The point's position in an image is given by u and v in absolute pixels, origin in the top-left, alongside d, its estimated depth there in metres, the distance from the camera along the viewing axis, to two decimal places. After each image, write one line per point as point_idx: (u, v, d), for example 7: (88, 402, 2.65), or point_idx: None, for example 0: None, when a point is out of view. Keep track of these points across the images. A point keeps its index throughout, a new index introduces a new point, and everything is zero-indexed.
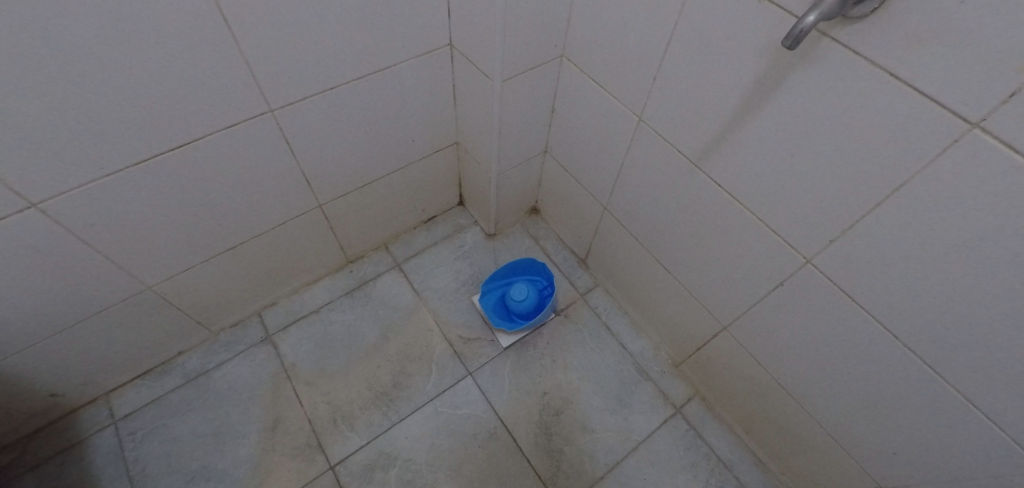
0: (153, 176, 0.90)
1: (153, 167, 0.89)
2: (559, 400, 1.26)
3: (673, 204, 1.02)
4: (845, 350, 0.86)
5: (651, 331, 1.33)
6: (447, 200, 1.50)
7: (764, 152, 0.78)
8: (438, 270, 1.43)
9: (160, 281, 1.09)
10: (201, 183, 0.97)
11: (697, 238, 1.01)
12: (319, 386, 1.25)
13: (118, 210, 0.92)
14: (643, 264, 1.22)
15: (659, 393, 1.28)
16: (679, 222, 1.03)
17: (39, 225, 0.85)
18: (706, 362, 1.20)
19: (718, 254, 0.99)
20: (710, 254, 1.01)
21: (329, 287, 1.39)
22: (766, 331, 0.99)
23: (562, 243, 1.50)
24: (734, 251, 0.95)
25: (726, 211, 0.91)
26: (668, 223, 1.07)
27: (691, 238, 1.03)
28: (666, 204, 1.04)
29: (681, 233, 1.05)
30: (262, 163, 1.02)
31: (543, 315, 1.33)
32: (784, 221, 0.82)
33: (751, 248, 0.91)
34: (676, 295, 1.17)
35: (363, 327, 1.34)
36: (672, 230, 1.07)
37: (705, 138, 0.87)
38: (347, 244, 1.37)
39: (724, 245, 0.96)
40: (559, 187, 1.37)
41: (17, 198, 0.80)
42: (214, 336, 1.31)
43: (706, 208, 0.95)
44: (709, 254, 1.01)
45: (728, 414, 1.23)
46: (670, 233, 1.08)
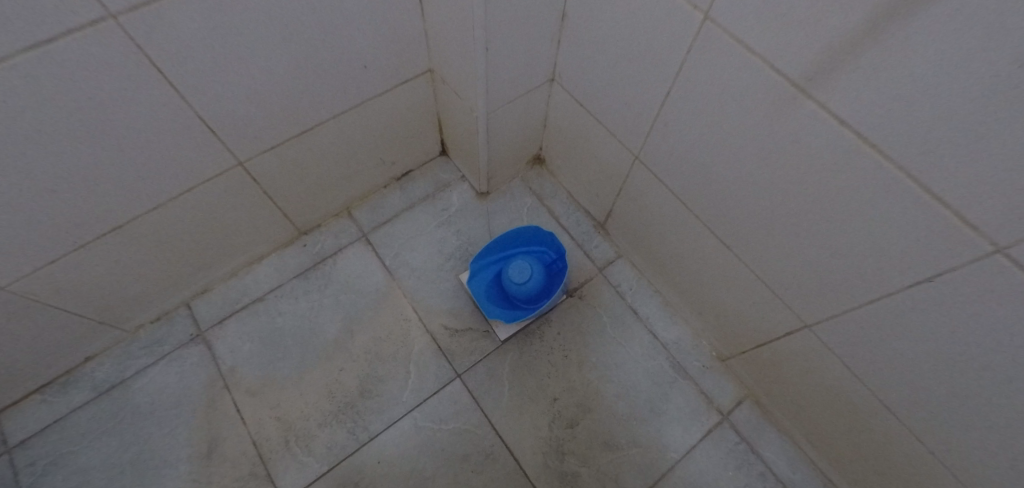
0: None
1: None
2: (574, 408, 0.98)
3: (747, 151, 0.68)
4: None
5: (691, 316, 1.03)
6: (424, 150, 1.16)
7: (956, 59, 0.43)
8: (416, 241, 1.12)
9: (16, 277, 0.78)
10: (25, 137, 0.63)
11: (782, 203, 0.68)
12: (266, 398, 0.97)
13: None
14: (687, 234, 0.89)
15: (701, 396, 1.00)
16: (755, 178, 0.69)
17: None
18: (769, 361, 0.90)
19: (814, 226, 0.66)
20: (800, 226, 0.68)
21: (276, 267, 1.09)
22: (879, 339, 0.68)
23: (574, 201, 1.17)
24: (845, 224, 0.62)
25: (841, 166, 0.57)
26: (734, 178, 0.73)
27: (772, 201, 0.69)
28: (736, 152, 0.70)
29: (755, 194, 0.71)
30: (124, 103, 0.67)
31: (552, 298, 1.02)
32: (961, 182, 0.48)
33: (876, 223, 0.58)
34: (734, 277, 0.85)
35: (321, 318, 1.04)
36: (741, 190, 0.73)
37: (824, 42, 0.51)
38: (293, 211, 1.05)
39: (827, 214, 0.63)
40: (572, 129, 1.02)
41: None
42: (130, 336, 1.02)
43: (805, 158, 0.61)
44: (801, 225, 0.68)
45: (790, 424, 0.95)
46: (737, 195, 0.74)
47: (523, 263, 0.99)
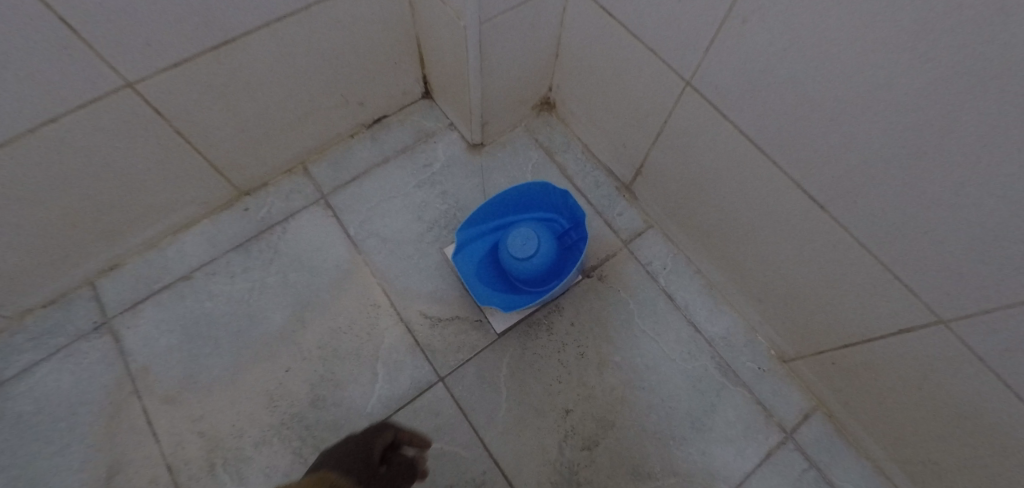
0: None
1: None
2: (591, 422, 0.75)
3: (889, 45, 0.42)
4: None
5: (745, 304, 0.79)
6: (402, 88, 0.91)
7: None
8: (390, 204, 0.87)
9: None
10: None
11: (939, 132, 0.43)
12: (188, 407, 0.74)
13: None
14: (755, 192, 0.64)
15: (757, 408, 0.76)
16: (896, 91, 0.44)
17: None
18: (860, 367, 0.67)
19: (999, 166, 0.41)
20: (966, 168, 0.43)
21: (208, 236, 0.84)
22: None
23: (591, 156, 0.92)
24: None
25: None
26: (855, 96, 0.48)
27: (921, 130, 0.44)
28: (864, 51, 0.44)
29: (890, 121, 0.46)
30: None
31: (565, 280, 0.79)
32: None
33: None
34: (824, 252, 0.60)
35: (263, 302, 0.80)
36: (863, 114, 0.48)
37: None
38: (225, 162, 0.80)
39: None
40: (594, 54, 0.76)
41: None
42: (13, 324, 0.78)
43: (1013, 44, 0.36)
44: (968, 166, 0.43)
45: (877, 447, 0.72)
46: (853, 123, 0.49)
47: (529, 231, 0.74)
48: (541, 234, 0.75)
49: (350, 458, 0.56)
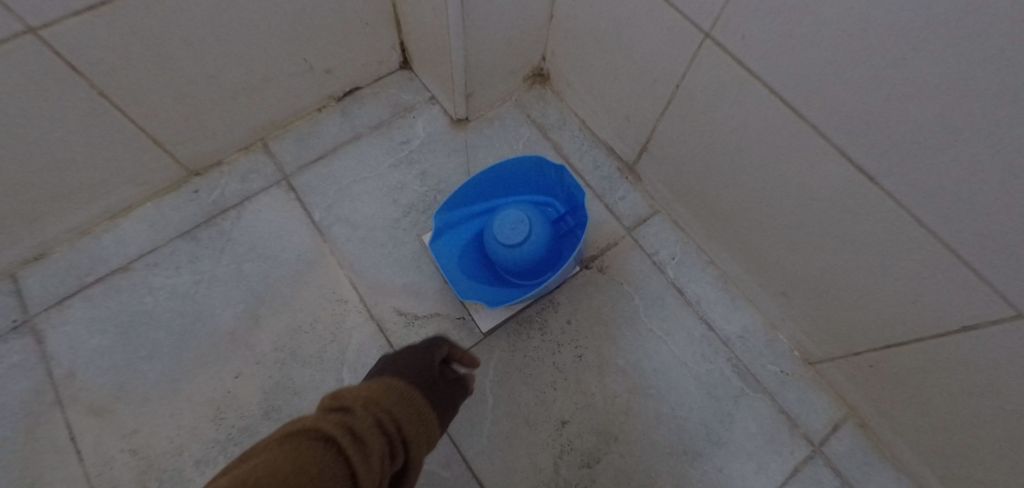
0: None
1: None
2: (591, 435, 0.65)
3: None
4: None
5: (766, 299, 0.69)
6: (376, 56, 0.80)
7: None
8: (361, 186, 0.77)
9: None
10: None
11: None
12: (120, 421, 0.63)
13: None
14: (785, 166, 0.54)
15: (780, 418, 0.67)
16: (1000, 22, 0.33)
17: None
18: (907, 372, 0.57)
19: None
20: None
21: (151, 222, 0.73)
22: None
23: (590, 132, 0.82)
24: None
25: None
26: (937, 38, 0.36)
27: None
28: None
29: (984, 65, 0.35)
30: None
31: (558, 273, 0.68)
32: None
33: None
34: (871, 236, 0.51)
35: (213, 298, 0.69)
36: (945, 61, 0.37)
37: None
38: (168, 136, 0.69)
39: None
40: (595, 11, 0.66)
41: None
42: None
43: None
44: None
45: (920, 462, 0.63)
46: (929, 73, 0.38)
47: (519, 214, 0.64)
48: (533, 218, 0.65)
49: (412, 367, 0.49)
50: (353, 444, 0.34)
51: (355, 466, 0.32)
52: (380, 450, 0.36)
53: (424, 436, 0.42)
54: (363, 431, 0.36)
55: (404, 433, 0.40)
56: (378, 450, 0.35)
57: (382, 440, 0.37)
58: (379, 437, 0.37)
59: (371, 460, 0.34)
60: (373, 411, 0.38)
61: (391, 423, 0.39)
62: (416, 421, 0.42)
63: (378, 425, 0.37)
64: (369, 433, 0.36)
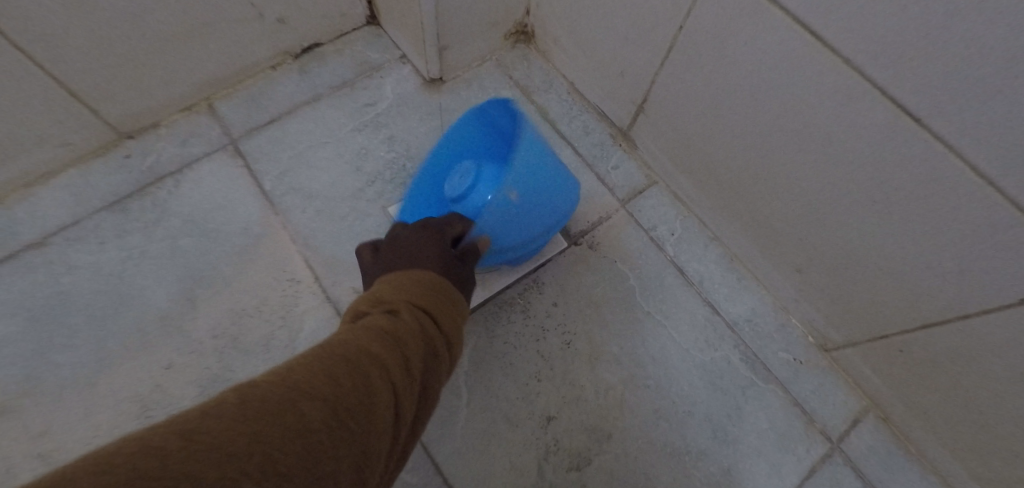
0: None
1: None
2: (580, 433, 0.57)
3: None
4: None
5: (778, 278, 0.61)
6: (337, 6, 0.70)
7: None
8: (320, 152, 0.67)
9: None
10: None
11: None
12: (24, 421, 0.54)
13: None
14: (806, 116, 0.46)
15: (794, 412, 0.59)
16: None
17: None
18: (945, 358, 0.49)
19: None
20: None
21: (71, 191, 0.63)
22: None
23: (579, 95, 0.73)
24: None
25: None
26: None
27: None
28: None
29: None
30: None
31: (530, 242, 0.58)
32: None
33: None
34: (910, 198, 0.43)
35: (143, 278, 0.60)
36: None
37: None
38: (86, 89, 0.58)
39: None
40: None
41: None
42: None
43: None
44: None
45: (954, 461, 0.55)
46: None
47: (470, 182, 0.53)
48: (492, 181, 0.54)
49: None
50: (390, 349, 0.31)
51: (395, 368, 0.30)
52: (420, 353, 0.33)
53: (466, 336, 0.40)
54: (399, 337, 0.33)
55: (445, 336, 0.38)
56: (421, 354, 0.33)
57: (420, 345, 0.34)
58: (421, 339, 0.34)
59: (413, 363, 0.32)
60: (416, 314, 0.36)
61: (432, 326, 0.36)
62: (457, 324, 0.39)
63: (417, 330, 0.35)
64: (412, 336, 0.34)
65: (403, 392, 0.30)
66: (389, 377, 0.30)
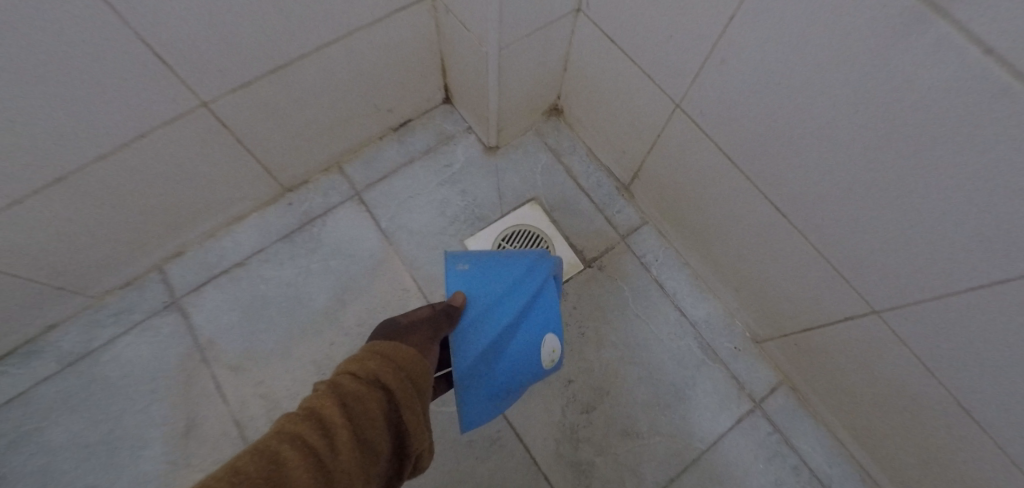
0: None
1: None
2: (590, 391, 0.89)
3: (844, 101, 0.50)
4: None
5: (725, 293, 0.91)
6: (425, 96, 1.01)
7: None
8: (416, 201, 0.99)
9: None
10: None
11: (890, 176, 0.51)
12: (249, 374, 0.88)
13: None
14: (730, 201, 0.76)
15: (731, 381, 0.89)
16: (855, 137, 0.52)
17: None
18: (817, 349, 0.79)
19: (925, 202, 0.50)
20: (905, 207, 0.52)
21: (258, 228, 0.97)
22: (989, 341, 0.54)
23: (594, 157, 1.03)
24: (972, 204, 0.46)
25: (959, 133, 0.44)
26: (821, 137, 0.56)
27: (870, 168, 0.53)
28: (829, 98, 0.52)
29: (850, 159, 0.54)
30: (18, 21, 0.49)
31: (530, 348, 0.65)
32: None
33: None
34: (786, 255, 0.72)
35: (309, 286, 0.93)
36: (825, 152, 0.56)
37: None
38: (274, 165, 0.91)
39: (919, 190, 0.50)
40: (596, 73, 0.86)
41: None
42: (98, 302, 0.91)
43: (933, 111, 0.44)
44: (904, 204, 0.52)
45: (832, 415, 0.85)
46: (813, 155, 0.58)
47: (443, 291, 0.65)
48: (464, 284, 0.65)
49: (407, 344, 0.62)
50: (306, 422, 0.43)
51: (307, 433, 0.42)
52: (338, 408, 0.45)
53: (401, 378, 0.52)
54: (314, 410, 0.45)
55: (370, 385, 0.49)
56: (337, 412, 0.45)
57: (338, 402, 0.46)
58: (338, 399, 0.46)
59: (328, 420, 0.44)
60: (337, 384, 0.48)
61: (353, 383, 0.49)
62: (385, 368, 0.51)
63: (335, 394, 0.47)
64: (327, 403, 0.46)
65: (318, 446, 0.42)
66: (304, 442, 0.42)
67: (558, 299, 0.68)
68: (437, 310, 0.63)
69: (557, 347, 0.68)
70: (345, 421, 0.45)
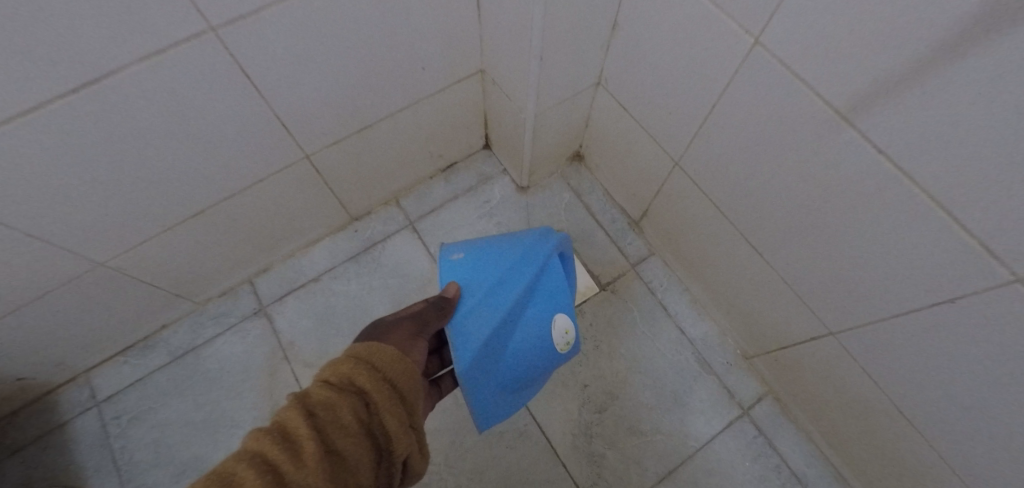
0: (17, 137, 0.60)
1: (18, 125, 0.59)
2: (602, 394, 1.06)
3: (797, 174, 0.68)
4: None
5: (719, 315, 1.07)
6: (470, 144, 1.21)
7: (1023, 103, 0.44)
8: (460, 231, 1.19)
9: (97, 257, 0.85)
10: (110, 138, 0.67)
11: (830, 229, 0.69)
12: None
13: (36, 186, 0.67)
14: (720, 240, 0.93)
15: (723, 391, 1.05)
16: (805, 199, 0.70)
17: None
18: (793, 364, 0.95)
19: (857, 249, 0.67)
20: (844, 252, 0.69)
21: (329, 250, 1.17)
22: (909, 356, 0.70)
23: (610, 198, 1.21)
24: (885, 251, 0.64)
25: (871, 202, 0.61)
26: (783, 197, 0.74)
27: (818, 222, 0.70)
28: (786, 168, 0.70)
29: (803, 214, 0.72)
30: (207, 105, 0.71)
31: (539, 330, 0.76)
32: (1003, 224, 0.51)
33: (917, 254, 0.60)
34: (764, 286, 0.89)
35: (371, 300, 1.13)
36: (787, 208, 0.74)
37: (882, 70, 0.52)
38: (348, 200, 1.12)
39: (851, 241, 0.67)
40: (612, 132, 1.05)
41: None
42: (201, 307, 1.12)
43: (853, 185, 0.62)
44: (842, 250, 0.69)
45: (808, 421, 1.00)
46: (778, 209, 0.76)
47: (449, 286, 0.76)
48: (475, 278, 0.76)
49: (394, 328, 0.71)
50: (275, 434, 0.52)
51: (269, 446, 0.50)
52: (305, 419, 0.54)
53: (371, 386, 0.60)
54: (282, 424, 0.53)
55: (338, 396, 0.58)
56: (301, 424, 0.53)
57: (305, 414, 0.54)
58: (303, 412, 0.55)
59: (294, 431, 0.53)
60: (308, 397, 0.57)
61: (323, 396, 0.57)
62: (357, 378, 0.60)
63: (301, 407, 0.55)
64: (292, 417, 0.54)
65: (282, 454, 0.50)
66: (270, 452, 0.50)
67: (562, 286, 0.78)
68: (429, 304, 0.73)
69: (570, 328, 0.77)
70: (309, 431, 0.53)
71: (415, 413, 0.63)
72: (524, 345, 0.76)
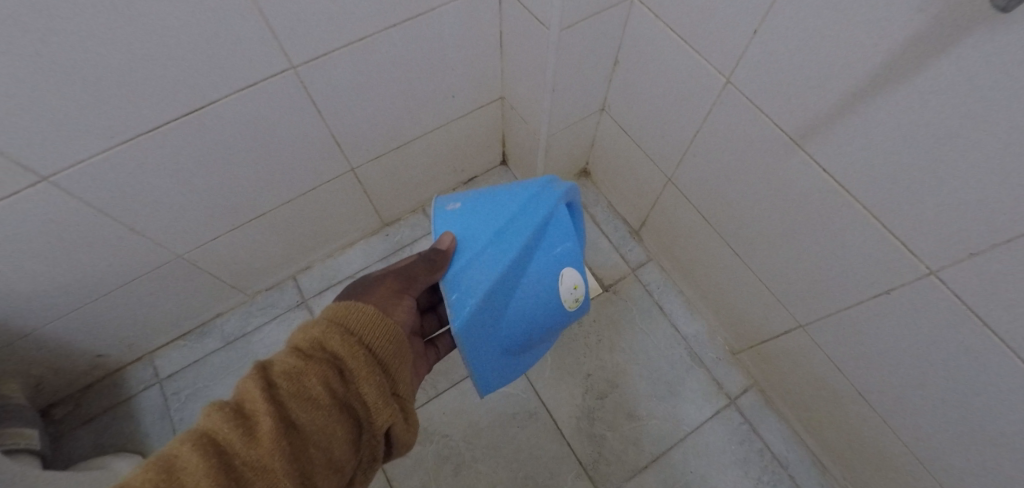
0: (146, 148, 0.77)
1: (144, 139, 0.76)
2: (604, 382, 1.19)
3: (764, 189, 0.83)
4: (975, 385, 0.70)
5: (709, 315, 1.21)
6: (489, 161, 1.37)
7: (914, 134, 0.59)
8: None
9: (177, 250, 1.01)
10: (205, 151, 0.84)
11: (794, 234, 0.83)
12: None
13: (144, 189, 0.84)
14: (706, 246, 1.07)
15: (712, 382, 1.18)
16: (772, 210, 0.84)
17: (68, 207, 0.78)
18: (772, 356, 1.07)
19: (816, 251, 0.81)
20: (805, 254, 0.83)
21: (364, 251, 1.32)
22: (861, 343, 0.83)
23: (613, 209, 1.36)
24: (836, 252, 0.77)
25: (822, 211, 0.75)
26: (755, 208, 0.88)
27: (784, 229, 0.84)
28: (755, 184, 0.84)
29: (772, 222, 0.86)
30: (282, 125, 0.88)
31: (546, 284, 0.85)
32: (916, 228, 0.65)
33: (857, 254, 0.74)
34: (744, 286, 1.03)
35: None
36: (759, 218, 0.88)
37: (819, 107, 0.67)
38: (382, 208, 1.27)
39: (810, 244, 0.81)
40: (614, 151, 1.20)
41: (59, 192, 0.75)
42: (251, 299, 1.28)
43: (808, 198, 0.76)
44: (804, 253, 0.83)
45: (787, 409, 1.12)
46: (752, 218, 0.90)
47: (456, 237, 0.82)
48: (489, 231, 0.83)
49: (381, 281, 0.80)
50: (236, 408, 0.56)
51: (224, 421, 0.54)
52: (263, 392, 0.58)
53: (338, 355, 0.64)
54: (242, 398, 0.58)
55: (301, 368, 0.61)
56: (259, 397, 0.57)
57: (264, 386, 0.58)
58: (263, 384, 0.59)
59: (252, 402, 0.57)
60: (271, 369, 0.61)
61: (287, 367, 0.61)
62: (325, 348, 0.64)
63: (264, 378, 0.59)
64: (252, 390, 0.58)
65: (238, 427, 0.55)
66: (226, 425, 0.54)
67: (567, 246, 0.87)
68: (422, 258, 0.80)
69: (575, 284, 0.87)
70: (265, 404, 0.57)
71: (395, 379, 0.67)
72: (531, 295, 0.84)
